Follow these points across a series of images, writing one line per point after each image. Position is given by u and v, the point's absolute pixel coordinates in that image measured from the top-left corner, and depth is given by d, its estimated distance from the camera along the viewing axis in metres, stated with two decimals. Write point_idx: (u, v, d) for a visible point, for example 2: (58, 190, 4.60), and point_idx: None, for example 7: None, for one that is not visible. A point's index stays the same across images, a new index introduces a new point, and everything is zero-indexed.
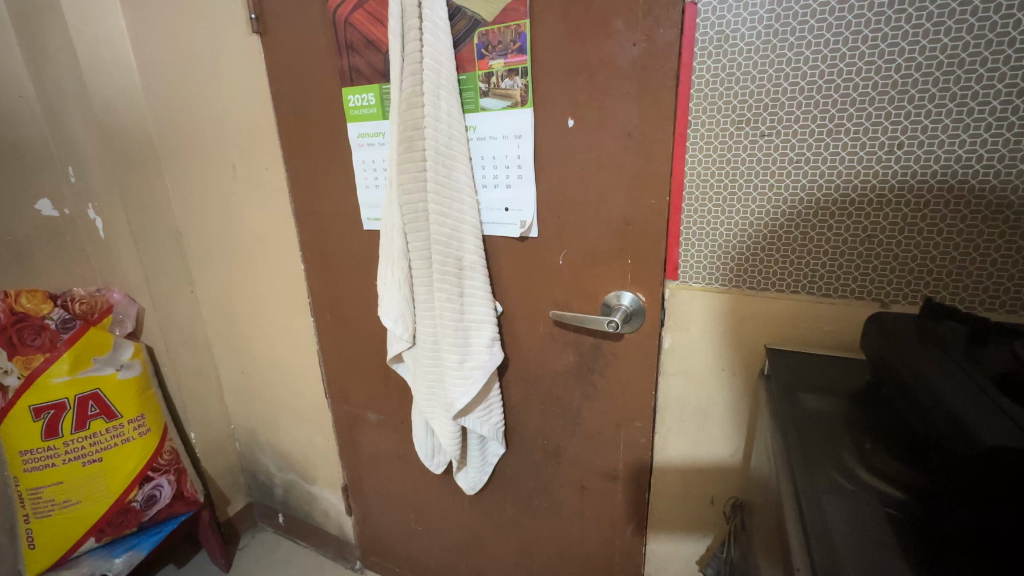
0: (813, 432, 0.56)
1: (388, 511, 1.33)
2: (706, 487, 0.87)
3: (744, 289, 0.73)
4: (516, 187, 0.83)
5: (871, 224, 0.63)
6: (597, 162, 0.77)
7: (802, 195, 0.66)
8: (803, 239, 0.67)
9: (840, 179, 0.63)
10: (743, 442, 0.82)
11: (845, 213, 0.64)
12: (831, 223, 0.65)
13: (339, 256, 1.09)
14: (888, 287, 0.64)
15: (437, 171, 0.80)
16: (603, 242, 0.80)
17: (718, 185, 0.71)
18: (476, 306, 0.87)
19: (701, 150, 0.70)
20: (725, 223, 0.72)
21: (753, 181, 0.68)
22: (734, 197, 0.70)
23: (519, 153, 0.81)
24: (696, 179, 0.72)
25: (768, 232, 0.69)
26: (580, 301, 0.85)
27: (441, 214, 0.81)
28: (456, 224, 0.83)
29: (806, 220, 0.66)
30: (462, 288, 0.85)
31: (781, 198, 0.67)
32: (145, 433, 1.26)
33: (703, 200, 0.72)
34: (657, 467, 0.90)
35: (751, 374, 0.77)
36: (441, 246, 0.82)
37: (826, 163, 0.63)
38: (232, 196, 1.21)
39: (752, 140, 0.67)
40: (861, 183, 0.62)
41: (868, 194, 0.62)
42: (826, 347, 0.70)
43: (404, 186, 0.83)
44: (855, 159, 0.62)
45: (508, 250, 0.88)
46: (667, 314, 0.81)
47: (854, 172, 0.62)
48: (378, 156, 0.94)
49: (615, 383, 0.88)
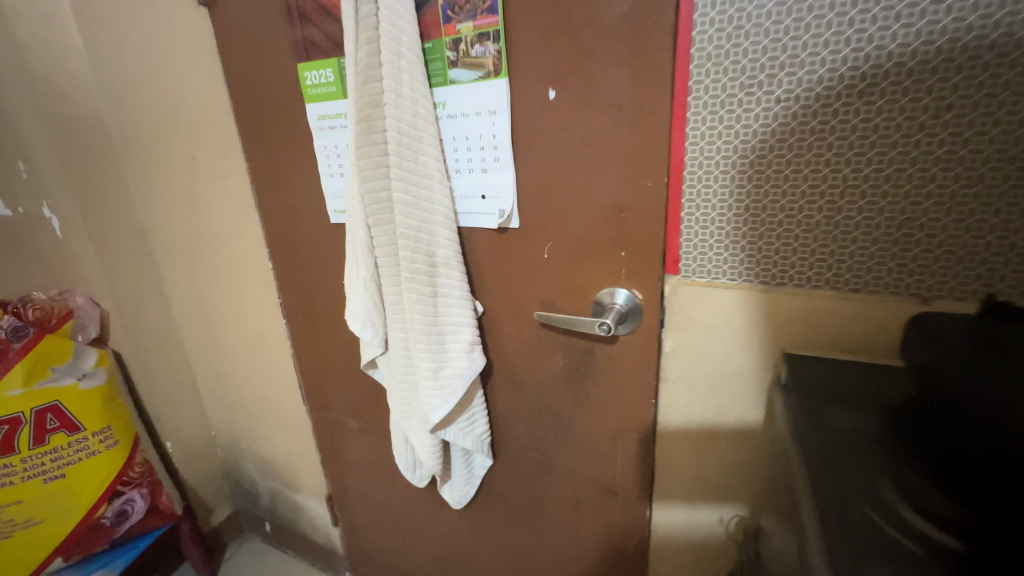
0: (846, 469, 0.47)
1: (375, 522, 1.25)
2: (714, 505, 0.77)
3: (756, 284, 0.63)
4: (493, 172, 0.73)
5: (911, 207, 0.52)
6: (583, 140, 0.66)
7: (827, 172, 0.55)
8: (827, 227, 0.57)
9: (872, 151, 0.52)
10: (757, 462, 0.71)
11: (877, 194, 0.53)
12: (862, 207, 0.54)
13: (308, 252, 0.99)
14: (931, 279, 0.53)
15: (399, 153, 0.69)
16: (592, 231, 0.70)
17: (725, 163, 0.60)
18: (451, 307, 0.77)
19: (705, 121, 0.59)
20: (734, 207, 0.61)
21: (767, 156, 0.57)
22: (743, 176, 0.59)
23: (494, 132, 0.70)
24: (699, 156, 0.61)
25: (785, 219, 0.58)
26: (569, 300, 0.75)
27: (408, 204, 0.71)
28: (428, 216, 0.73)
29: (830, 204, 0.56)
30: (436, 287, 0.76)
31: (800, 178, 0.56)
32: (113, 445, 1.18)
33: (708, 181, 0.61)
34: (660, 484, 0.81)
35: (764, 382, 0.66)
36: (408, 241, 0.72)
37: (856, 134, 0.52)
38: (196, 189, 1.12)
39: (765, 108, 0.56)
40: (898, 156, 0.51)
41: (906, 169, 0.51)
42: (855, 351, 0.60)
43: (364, 171, 0.72)
44: (891, 126, 0.51)
45: (487, 243, 0.78)
46: (667, 313, 0.70)
47: (888, 143, 0.51)
48: (340, 140, 0.84)
49: (612, 392, 0.78)
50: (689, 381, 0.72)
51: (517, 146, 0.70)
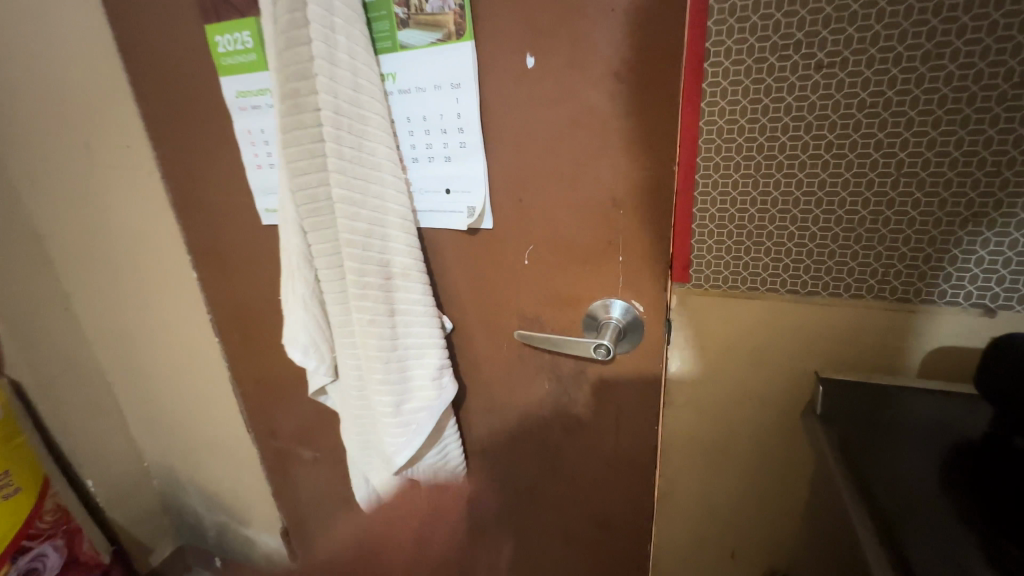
0: (913, 528, 0.39)
1: (338, 558, 1.11)
2: (724, 537, 0.68)
3: (783, 294, 0.53)
4: (459, 160, 0.59)
5: (980, 199, 0.43)
6: (569, 120, 0.53)
7: (876, 156, 0.45)
8: (873, 224, 0.47)
9: (936, 128, 0.43)
10: (777, 494, 0.62)
11: (939, 183, 0.44)
12: (918, 199, 0.45)
13: (240, 261, 0.83)
14: (997, 284, 0.45)
15: (338, 138, 0.54)
16: (582, 232, 0.57)
17: (750, 148, 0.49)
18: (413, 326, 0.63)
19: (727, 95, 0.47)
20: (759, 200, 0.50)
21: (804, 138, 0.47)
22: (773, 164, 0.48)
23: (459, 111, 0.56)
24: (717, 139, 0.49)
25: (822, 216, 0.49)
26: (555, 313, 0.63)
27: (352, 203, 0.57)
28: (379, 217, 0.59)
29: (880, 195, 0.46)
30: (394, 304, 0.62)
31: (845, 165, 0.46)
32: (15, 494, 0.99)
33: (728, 170, 0.50)
34: (664, 517, 0.71)
35: (786, 404, 0.57)
36: (354, 249, 0.58)
37: (916, 108, 0.43)
38: (99, 184, 0.93)
39: (803, 75, 0.45)
40: (968, 136, 0.42)
41: (977, 152, 0.42)
42: (894, 371, 0.52)
43: (294, 162, 0.57)
44: (961, 98, 0.41)
45: (455, 248, 0.65)
46: (672, 330, 0.59)
47: (957, 119, 0.42)
48: (267, 123, 0.67)
49: (607, 418, 0.66)
50: (700, 405, 0.62)
51: (488, 128, 0.57)
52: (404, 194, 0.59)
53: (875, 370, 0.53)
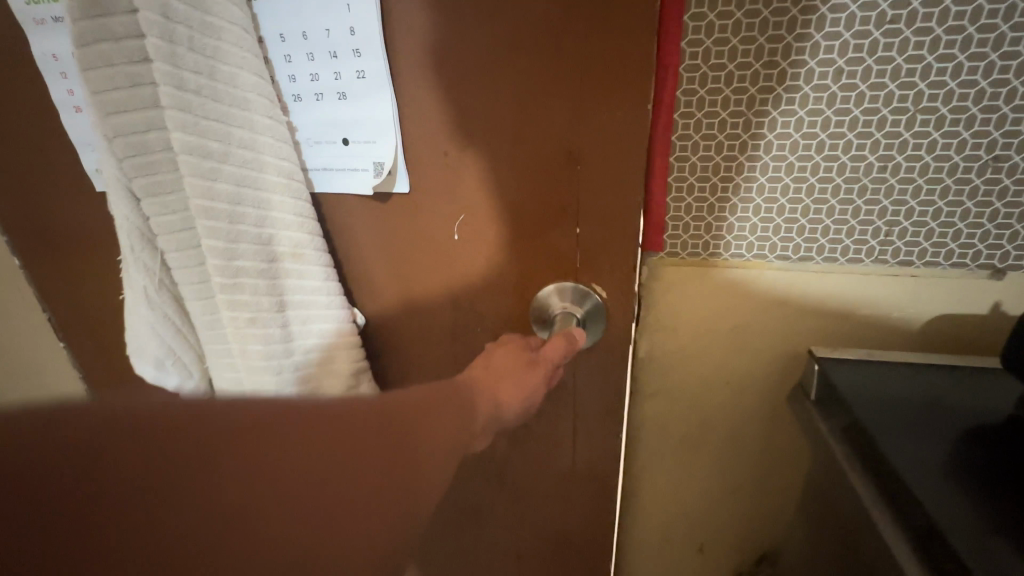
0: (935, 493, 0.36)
1: None
2: (698, 511, 0.65)
3: (769, 257, 0.49)
4: (359, 100, 0.42)
5: (1002, 140, 0.41)
6: (512, 39, 0.39)
7: (898, 84, 0.41)
8: (882, 170, 0.44)
9: (964, 50, 0.39)
10: (749, 462, 0.61)
11: (960, 121, 0.41)
12: (935, 139, 0.42)
13: (6, 253, 0.56)
14: (1005, 240, 0.44)
15: (173, 58, 0.32)
16: (533, 195, 0.44)
17: (740, 76, 0.43)
18: (312, 329, 0.40)
19: (715, 5, 0.41)
20: (755, 142, 0.45)
21: (808, 65, 0.41)
22: (769, 99, 0.43)
23: (351, 24, 0.39)
24: (702, 64, 0.43)
25: (824, 163, 0.45)
26: (499, 300, 0.50)
27: (207, 166, 0.34)
28: (250, 176, 0.35)
29: (892, 136, 0.43)
30: (284, 300, 0.38)
31: (855, 100, 0.42)
32: None
33: (712, 105, 0.44)
34: (638, 505, 0.67)
35: (758, 375, 0.55)
36: (221, 239, 0.35)
37: (944, 25, 0.38)
38: None
39: None
40: (1000, 62, 0.39)
41: (1008, 81, 0.39)
42: (863, 338, 0.51)
43: (99, 92, 0.32)
44: (998, 12, 0.38)
45: (362, 220, 0.49)
46: (644, 308, 0.54)
47: (988, 40, 0.38)
48: (66, 45, 0.45)
49: (568, 421, 0.55)
50: (672, 388, 0.58)
51: (395, 62, 0.41)
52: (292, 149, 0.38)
53: (849, 341, 0.52)
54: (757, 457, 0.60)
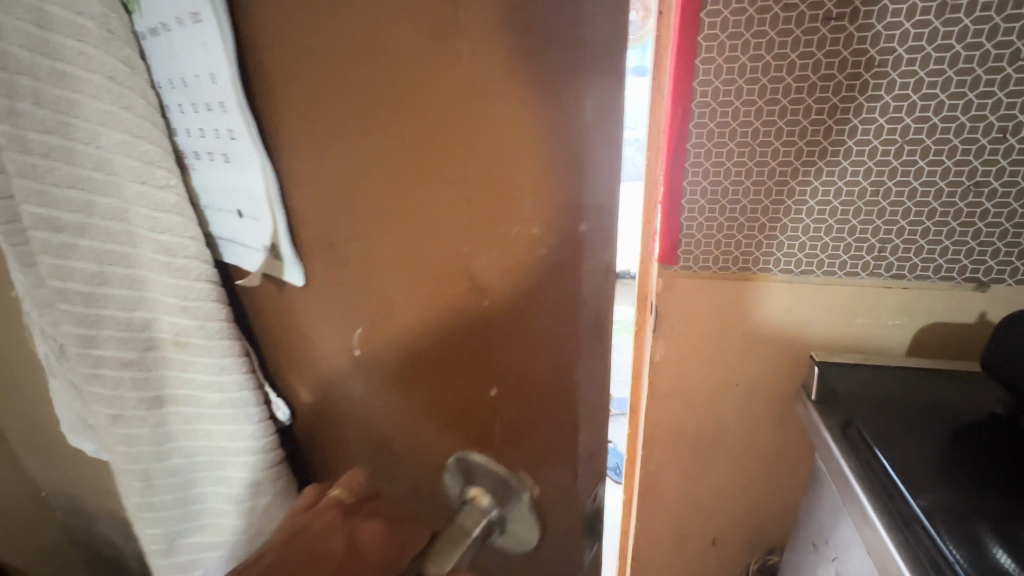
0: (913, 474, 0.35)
1: None
2: (705, 519, 0.64)
3: (772, 270, 0.49)
4: (244, 162, 0.26)
5: (982, 167, 0.41)
6: None
7: (884, 121, 0.41)
8: (874, 195, 0.44)
9: (946, 91, 0.39)
10: (756, 472, 0.59)
11: (943, 151, 0.41)
12: (921, 167, 0.42)
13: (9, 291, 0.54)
14: (990, 256, 0.43)
15: (14, 117, 0.25)
16: None
17: (746, 112, 0.43)
18: (200, 434, 0.33)
19: (723, 49, 0.41)
20: (755, 171, 0.45)
21: (807, 102, 0.42)
22: (771, 131, 0.43)
23: (211, 70, 0.24)
24: (712, 102, 0.43)
25: (822, 187, 0.44)
26: None
27: (56, 239, 0.27)
28: (118, 250, 0.28)
29: (883, 164, 0.42)
30: (162, 390, 0.31)
31: (848, 132, 0.42)
32: None
33: (721, 137, 0.44)
34: (645, 512, 0.65)
35: (762, 382, 0.54)
36: (81, 327, 0.29)
37: (928, 67, 0.39)
38: None
39: (808, 28, 0.40)
40: (978, 100, 0.39)
41: (985, 116, 0.39)
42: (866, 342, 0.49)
43: None
44: (975, 58, 0.38)
45: None
46: (657, 315, 0.53)
47: (966, 81, 0.39)
48: None
49: None
50: (684, 393, 0.56)
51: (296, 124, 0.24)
52: (194, 222, 0.28)
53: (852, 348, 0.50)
54: (764, 466, 0.59)
